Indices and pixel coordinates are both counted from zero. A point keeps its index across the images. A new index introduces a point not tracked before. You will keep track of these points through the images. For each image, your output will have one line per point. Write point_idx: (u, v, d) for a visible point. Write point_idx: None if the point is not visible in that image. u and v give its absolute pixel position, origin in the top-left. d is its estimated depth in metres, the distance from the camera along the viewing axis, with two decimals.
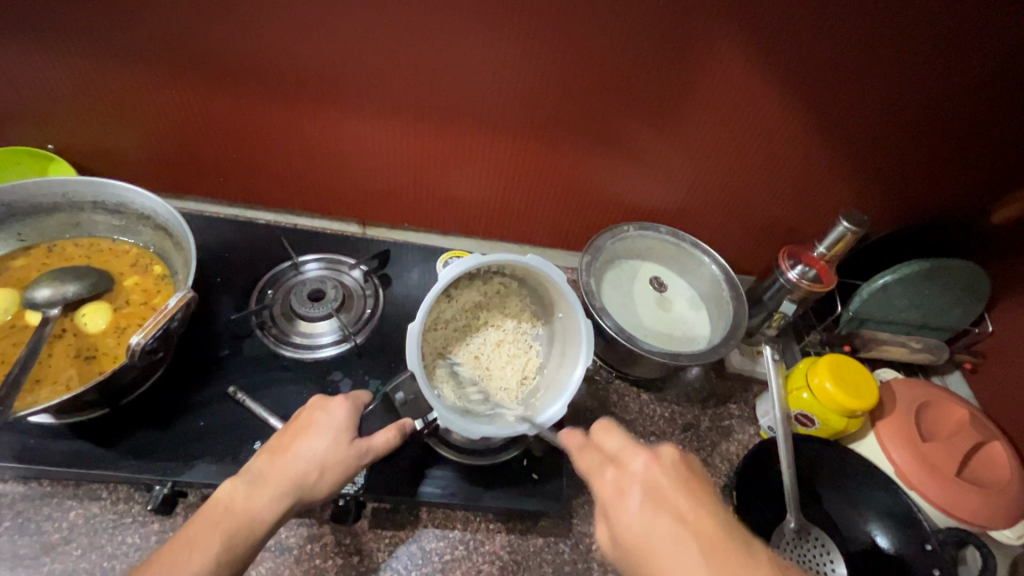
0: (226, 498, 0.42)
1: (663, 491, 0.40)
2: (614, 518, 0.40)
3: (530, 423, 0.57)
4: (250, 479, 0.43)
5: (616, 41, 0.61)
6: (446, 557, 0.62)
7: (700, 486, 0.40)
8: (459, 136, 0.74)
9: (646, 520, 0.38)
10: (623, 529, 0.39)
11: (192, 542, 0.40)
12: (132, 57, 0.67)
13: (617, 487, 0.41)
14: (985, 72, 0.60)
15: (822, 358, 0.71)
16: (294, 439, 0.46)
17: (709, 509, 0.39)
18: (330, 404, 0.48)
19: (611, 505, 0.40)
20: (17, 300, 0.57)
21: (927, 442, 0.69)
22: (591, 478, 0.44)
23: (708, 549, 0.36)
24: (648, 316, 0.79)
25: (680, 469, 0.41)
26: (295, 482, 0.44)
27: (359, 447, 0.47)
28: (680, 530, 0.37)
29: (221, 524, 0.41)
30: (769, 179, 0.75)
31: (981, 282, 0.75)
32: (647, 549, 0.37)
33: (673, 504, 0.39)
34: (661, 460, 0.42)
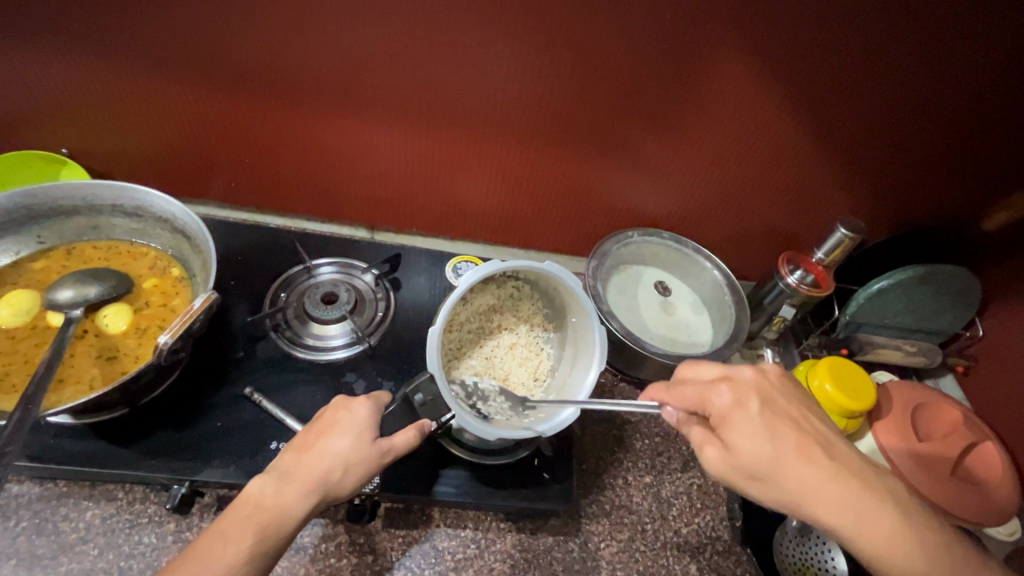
0: (256, 494, 0.44)
1: (772, 401, 0.46)
2: (735, 427, 0.44)
3: (543, 423, 0.58)
4: (278, 475, 0.45)
5: (625, 54, 0.63)
6: (458, 556, 0.63)
7: (798, 395, 0.47)
8: (469, 143, 0.76)
9: (769, 428, 0.43)
10: (747, 439, 0.43)
11: (225, 535, 0.41)
12: (153, 64, 0.68)
13: (735, 400, 0.45)
14: (973, 84, 0.63)
15: (821, 361, 0.73)
16: (319, 436, 0.47)
17: (811, 416, 0.46)
18: (354, 403, 0.50)
19: (733, 417, 0.44)
20: (37, 302, 0.58)
21: (923, 442, 0.71)
22: (702, 395, 0.46)
23: (827, 451, 0.43)
24: (652, 320, 0.81)
25: (780, 381, 0.48)
26: (321, 478, 0.45)
27: (381, 445, 0.49)
28: (800, 435, 0.43)
29: (252, 519, 0.42)
30: (769, 188, 0.78)
31: (971, 288, 0.78)
32: (774, 450, 0.42)
33: (786, 412, 0.45)
34: (763, 376, 0.47)
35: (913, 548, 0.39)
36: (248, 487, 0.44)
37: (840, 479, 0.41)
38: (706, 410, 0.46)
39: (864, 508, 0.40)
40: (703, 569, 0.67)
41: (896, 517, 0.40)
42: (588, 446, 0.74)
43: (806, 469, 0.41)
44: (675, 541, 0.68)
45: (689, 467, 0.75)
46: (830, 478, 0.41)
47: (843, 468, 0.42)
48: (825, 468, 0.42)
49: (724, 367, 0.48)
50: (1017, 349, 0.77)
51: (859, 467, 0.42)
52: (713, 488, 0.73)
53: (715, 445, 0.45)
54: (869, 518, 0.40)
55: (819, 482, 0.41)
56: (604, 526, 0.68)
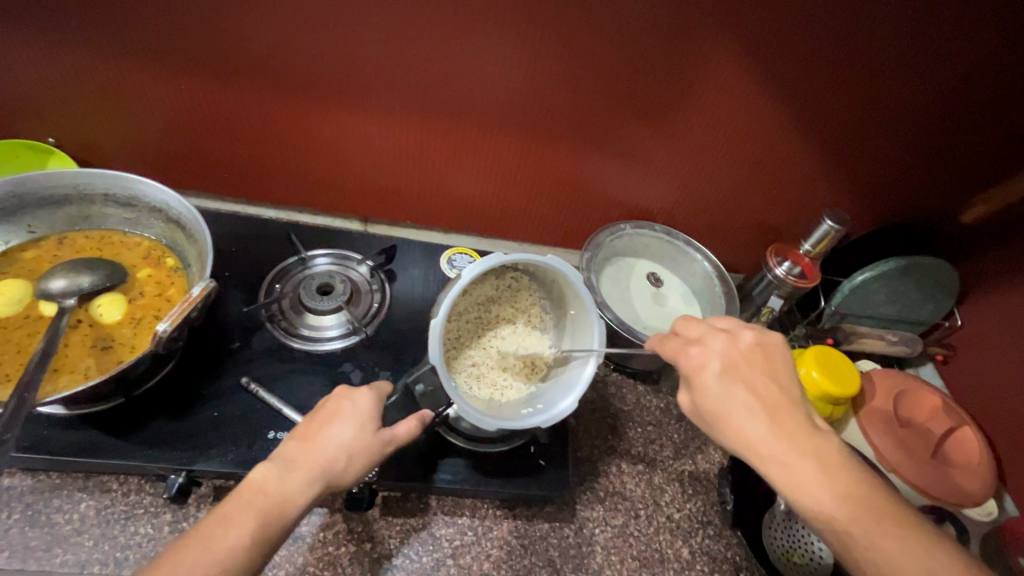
0: (260, 480, 0.44)
1: (741, 365, 0.47)
2: (698, 385, 0.46)
3: (540, 415, 0.59)
4: (281, 463, 0.45)
5: (620, 48, 0.64)
6: (455, 542, 0.64)
7: (776, 362, 0.47)
8: (464, 135, 0.76)
9: (726, 391, 0.45)
10: (704, 396, 0.46)
11: (229, 519, 0.42)
12: (145, 53, 0.67)
13: (699, 361, 0.47)
14: (955, 79, 0.65)
15: (809, 350, 0.75)
16: (322, 425, 0.48)
17: (781, 383, 0.46)
18: (356, 393, 0.50)
19: (695, 376, 0.46)
20: (29, 292, 0.57)
21: (906, 428, 0.73)
22: (672, 352, 0.49)
23: (776, 417, 0.44)
24: (644, 311, 0.82)
25: (755, 348, 0.48)
26: (324, 467, 0.45)
27: (383, 435, 0.49)
28: (755, 400, 0.44)
29: (255, 504, 0.42)
30: (758, 181, 0.79)
31: (951, 279, 0.81)
32: (725, 411, 0.44)
33: (749, 377, 0.46)
34: (739, 341, 0.48)
35: (843, 516, 0.40)
36: (251, 473, 0.45)
37: (775, 443, 0.42)
38: (676, 366, 0.48)
39: (798, 473, 0.41)
40: (695, 553, 0.68)
41: (830, 485, 0.41)
42: (582, 435, 0.75)
43: (749, 432, 0.43)
44: (667, 527, 0.70)
45: (681, 455, 0.76)
46: (771, 440, 0.43)
47: (786, 434, 0.43)
48: (766, 433, 0.43)
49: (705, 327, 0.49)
50: (994, 338, 0.80)
51: (808, 436, 0.43)
52: (704, 474, 0.75)
53: (686, 395, 0.48)
54: (804, 483, 0.41)
55: (754, 444, 0.43)
56: (598, 512, 0.69)
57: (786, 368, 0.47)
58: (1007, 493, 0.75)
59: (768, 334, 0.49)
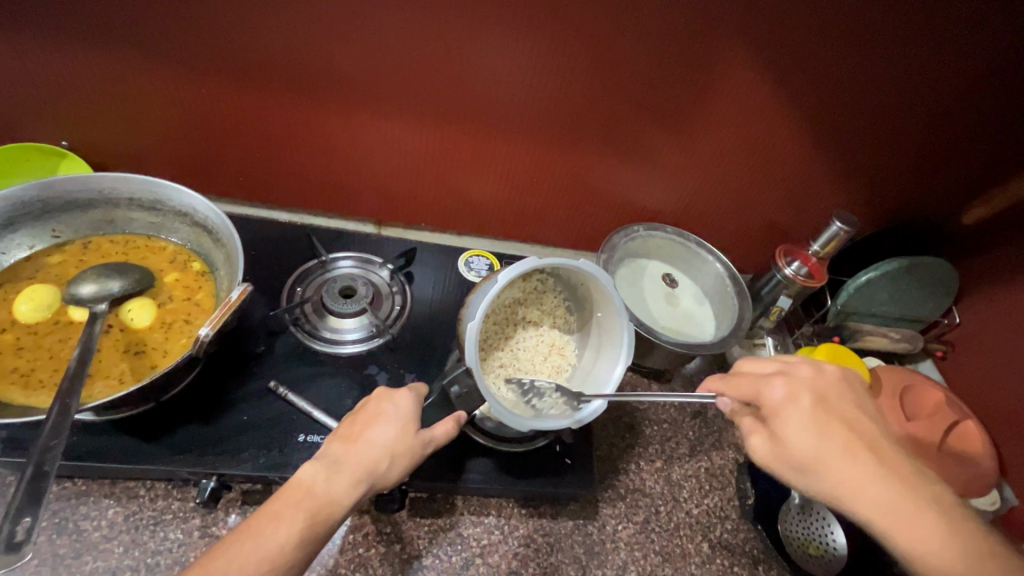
0: (308, 480, 0.44)
1: (831, 400, 0.48)
2: (787, 419, 0.47)
3: (573, 415, 0.60)
4: (327, 464, 0.45)
5: (640, 54, 0.66)
6: (483, 542, 0.64)
7: (859, 397, 0.49)
8: (482, 139, 0.77)
9: (823, 424, 0.45)
10: (795, 431, 0.46)
11: (279, 517, 0.42)
12: (164, 56, 0.67)
13: (788, 396, 0.48)
14: (959, 86, 0.68)
15: (819, 348, 0.78)
16: (364, 427, 0.48)
17: (867, 420, 0.47)
18: (397, 395, 0.51)
19: (785, 411, 0.47)
20: (59, 297, 0.58)
21: (912, 422, 0.76)
22: (757, 388, 0.49)
23: (873, 454, 0.44)
24: (658, 311, 0.84)
25: (844, 381, 0.50)
26: (369, 468, 0.46)
27: (424, 436, 0.50)
28: (850, 434, 0.45)
29: (303, 503, 0.43)
30: (768, 184, 0.81)
31: (950, 278, 0.84)
32: (818, 445, 0.45)
33: (842, 411, 0.47)
34: (826, 373, 0.50)
35: (956, 547, 0.40)
36: (298, 473, 0.45)
37: (881, 481, 0.43)
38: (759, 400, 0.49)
39: (905, 508, 0.41)
40: (715, 547, 0.70)
41: (939, 520, 0.41)
42: (602, 434, 0.76)
43: (853, 467, 0.43)
44: (687, 522, 0.71)
45: (698, 452, 0.78)
46: (878, 478, 0.43)
47: (888, 470, 0.43)
48: (871, 469, 0.43)
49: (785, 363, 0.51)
50: (992, 334, 0.83)
51: (906, 470, 0.44)
52: (720, 470, 0.77)
53: (764, 434, 0.48)
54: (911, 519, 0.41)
55: (856, 481, 0.43)
56: (620, 509, 0.71)
57: (871, 404, 0.49)
58: (1008, 483, 0.78)
59: (846, 369, 0.52)
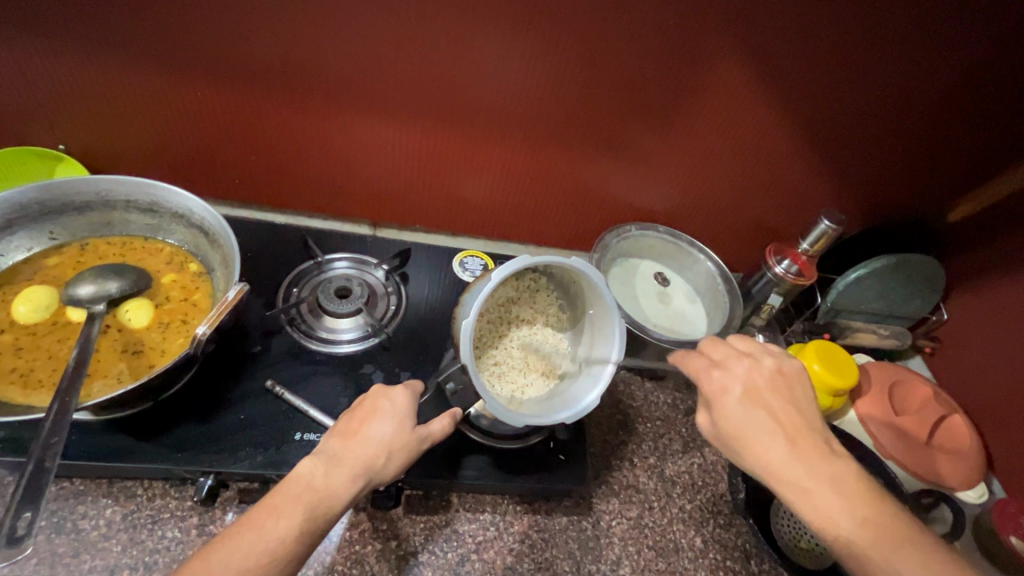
0: (307, 474, 0.45)
1: (763, 391, 0.49)
2: (720, 406, 0.49)
3: (568, 410, 0.61)
4: (326, 459, 0.46)
5: (630, 57, 0.67)
6: (478, 538, 0.65)
7: (795, 387, 0.50)
8: (475, 141, 0.78)
9: (748, 414, 0.48)
10: (724, 417, 0.49)
11: (278, 510, 0.43)
12: (161, 60, 0.68)
13: (721, 385, 0.50)
14: (942, 87, 0.70)
15: (809, 344, 0.79)
16: (362, 423, 0.49)
17: (800, 409, 0.49)
18: (393, 391, 0.52)
19: (716, 399, 0.50)
20: (56, 298, 0.58)
21: (900, 417, 0.78)
22: (698, 375, 0.52)
23: (795, 445, 0.46)
24: (651, 309, 0.85)
25: (780, 374, 0.51)
26: (367, 463, 0.47)
27: (420, 432, 0.51)
28: (775, 422, 0.47)
29: (303, 497, 0.44)
30: (758, 183, 0.83)
31: (937, 275, 0.85)
32: (742, 432, 0.47)
33: (771, 402, 0.49)
34: (767, 367, 0.51)
35: (858, 524, 0.42)
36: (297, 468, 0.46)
37: (794, 469, 0.45)
38: (699, 388, 0.52)
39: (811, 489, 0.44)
40: (707, 541, 0.71)
41: (843, 502, 0.43)
42: (595, 431, 0.77)
43: (769, 452, 0.46)
44: (680, 517, 0.72)
45: (690, 448, 0.79)
46: (791, 465, 0.45)
47: (807, 459, 0.45)
48: (787, 457, 0.45)
49: (732, 355, 0.53)
50: (979, 329, 0.84)
51: (823, 455, 0.46)
52: (712, 466, 0.78)
53: (704, 419, 0.51)
54: (818, 498, 0.44)
55: (771, 467, 0.45)
56: (614, 505, 0.71)
57: (808, 396, 0.50)
58: (994, 476, 0.79)
59: (788, 360, 0.52)
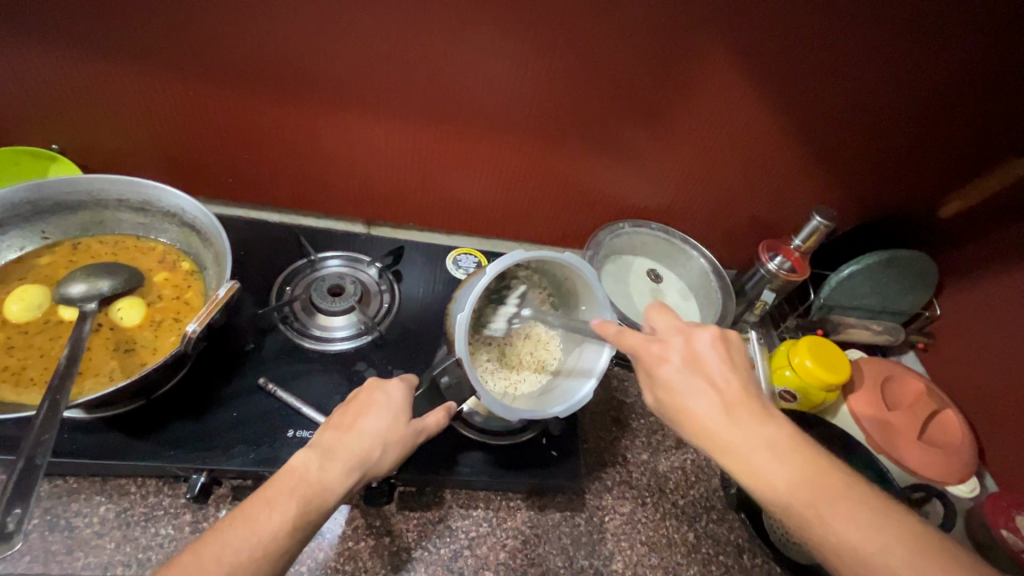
0: (302, 468, 0.45)
1: (703, 361, 0.47)
2: (660, 379, 0.47)
3: (563, 404, 0.61)
4: (321, 451, 0.47)
5: (621, 54, 0.67)
6: (471, 534, 0.65)
7: (734, 354, 0.48)
8: (468, 139, 0.78)
9: (687, 385, 0.46)
10: (665, 390, 0.47)
11: (272, 502, 0.43)
12: (153, 59, 0.68)
13: (661, 357, 0.48)
14: (936, 83, 0.70)
15: (801, 340, 0.79)
16: (357, 416, 0.50)
17: (740, 377, 0.47)
18: (388, 385, 0.53)
19: (656, 373, 0.47)
20: (48, 297, 0.58)
21: (893, 412, 0.78)
22: (637, 347, 0.49)
23: (735, 414, 0.44)
24: (644, 306, 0.86)
25: (720, 341, 0.48)
26: (362, 455, 0.47)
27: (416, 425, 0.52)
28: (714, 392, 0.45)
29: (297, 491, 0.44)
30: (750, 180, 0.83)
31: (929, 270, 0.85)
32: (683, 405, 0.46)
33: (710, 372, 0.46)
34: (708, 337, 0.48)
35: (803, 500, 0.41)
36: (293, 461, 0.46)
37: (734, 439, 0.43)
38: (638, 360, 0.49)
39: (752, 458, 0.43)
40: (700, 536, 0.71)
41: (784, 468, 0.42)
42: (589, 428, 0.78)
43: (709, 423, 0.44)
44: (673, 512, 0.72)
45: (683, 444, 0.79)
46: (732, 435, 0.44)
47: (747, 428, 0.44)
48: (727, 428, 0.44)
49: (671, 328, 0.50)
50: (972, 325, 0.85)
51: (763, 424, 0.44)
52: (705, 462, 0.78)
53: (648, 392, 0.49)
54: (760, 467, 0.42)
55: (713, 437, 0.44)
56: (607, 501, 0.72)
57: (747, 362, 0.48)
58: (987, 470, 0.80)
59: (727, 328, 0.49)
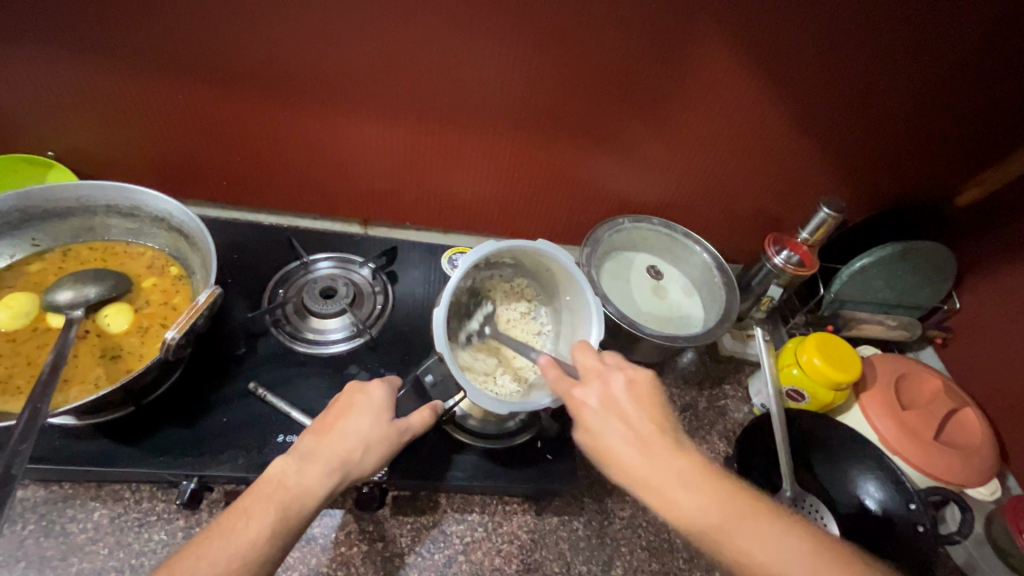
0: (279, 474, 0.45)
1: (619, 401, 0.48)
2: (581, 421, 0.48)
3: (554, 394, 0.60)
4: (299, 456, 0.46)
5: (610, 44, 0.65)
6: (466, 539, 0.64)
7: (651, 398, 0.48)
8: (459, 136, 0.77)
9: (606, 423, 0.46)
10: (592, 428, 0.47)
11: (249, 512, 0.42)
12: (138, 64, 0.68)
13: (581, 402, 0.48)
14: (948, 66, 0.66)
15: (809, 337, 0.76)
16: (337, 419, 0.49)
17: (657, 419, 0.47)
18: (369, 386, 0.52)
19: (576, 414, 0.48)
20: (36, 304, 0.59)
21: (907, 410, 0.74)
22: (567, 391, 0.50)
23: (652, 453, 0.44)
24: (645, 303, 0.83)
25: (641, 387, 0.49)
26: (344, 458, 0.47)
27: (399, 425, 0.51)
28: (629, 429, 0.46)
29: (275, 498, 0.43)
30: (753, 171, 0.80)
31: (948, 262, 0.81)
32: (605, 445, 0.46)
33: (627, 413, 0.47)
34: (635, 381, 0.49)
35: (738, 536, 0.41)
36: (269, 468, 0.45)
37: (651, 473, 0.43)
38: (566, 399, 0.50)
39: (679, 496, 0.42)
40: None
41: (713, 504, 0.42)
42: None
43: (628, 457, 0.44)
44: None
45: None
46: (652, 475, 0.43)
47: (665, 463, 0.44)
48: (655, 466, 0.44)
49: (591, 368, 0.51)
50: (994, 318, 0.80)
51: (681, 455, 0.45)
52: None
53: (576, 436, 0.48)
54: (690, 504, 0.42)
55: (637, 477, 0.44)
56: (606, 504, 0.70)
57: (663, 403, 0.49)
58: (1010, 471, 0.76)
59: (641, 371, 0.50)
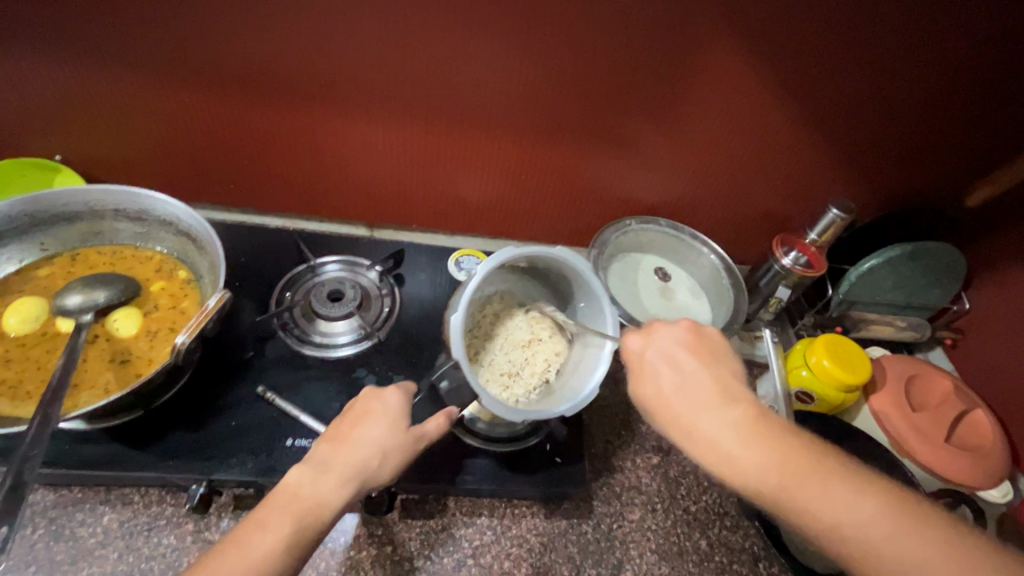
0: (294, 484, 0.44)
1: (677, 354, 0.48)
2: (637, 372, 0.49)
3: (569, 401, 0.60)
4: (315, 465, 0.46)
5: (620, 46, 0.65)
6: (475, 542, 0.64)
7: (711, 352, 0.48)
8: (467, 139, 0.77)
9: (663, 373, 0.47)
10: (648, 379, 0.48)
11: (264, 524, 0.42)
12: (146, 68, 0.68)
13: (637, 354, 0.49)
14: (960, 66, 0.65)
15: (818, 338, 0.76)
16: (353, 426, 0.49)
17: (716, 370, 0.47)
18: (385, 393, 0.51)
19: (633, 365, 0.49)
20: (46, 309, 0.59)
21: (919, 413, 0.73)
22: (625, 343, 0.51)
23: (709, 401, 0.45)
24: (653, 305, 0.83)
25: (701, 340, 0.49)
26: (360, 466, 0.46)
27: (415, 432, 0.51)
28: (687, 380, 0.46)
29: (289, 508, 0.43)
30: (762, 172, 0.79)
31: (957, 263, 0.81)
32: (661, 394, 0.46)
33: (683, 364, 0.47)
34: (695, 334, 0.49)
35: (792, 490, 0.40)
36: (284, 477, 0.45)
37: (706, 420, 0.44)
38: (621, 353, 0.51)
39: (734, 445, 0.42)
40: (713, 544, 0.68)
41: (769, 455, 0.41)
42: (596, 431, 0.76)
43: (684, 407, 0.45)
44: (685, 519, 0.70)
45: None
46: (709, 423, 0.44)
47: (721, 413, 0.44)
48: (709, 415, 0.44)
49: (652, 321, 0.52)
50: (1005, 320, 0.80)
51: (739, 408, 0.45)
52: None
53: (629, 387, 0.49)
54: (744, 453, 0.42)
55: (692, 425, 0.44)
56: (615, 507, 0.70)
57: (725, 358, 0.48)
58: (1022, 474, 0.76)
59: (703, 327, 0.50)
